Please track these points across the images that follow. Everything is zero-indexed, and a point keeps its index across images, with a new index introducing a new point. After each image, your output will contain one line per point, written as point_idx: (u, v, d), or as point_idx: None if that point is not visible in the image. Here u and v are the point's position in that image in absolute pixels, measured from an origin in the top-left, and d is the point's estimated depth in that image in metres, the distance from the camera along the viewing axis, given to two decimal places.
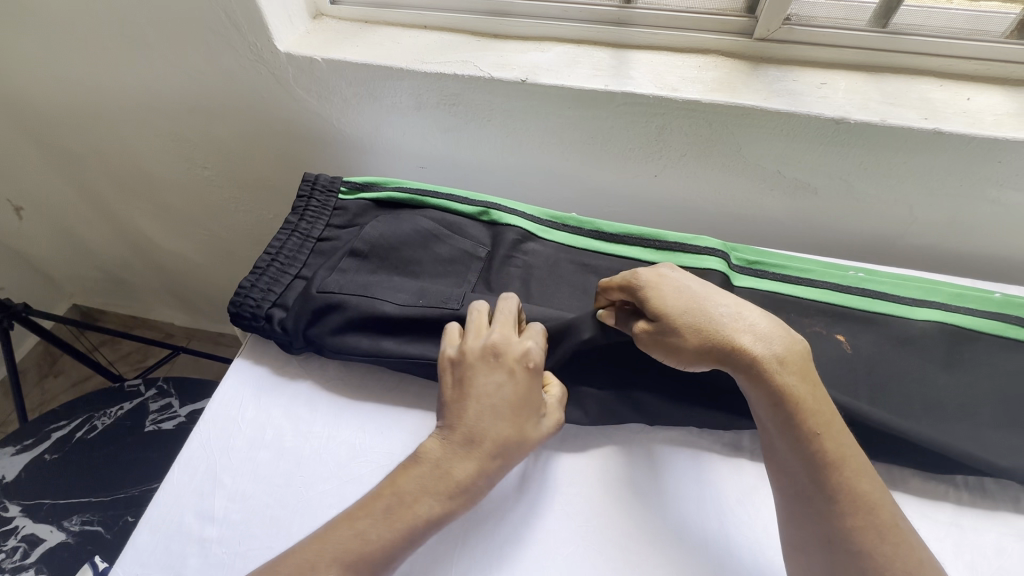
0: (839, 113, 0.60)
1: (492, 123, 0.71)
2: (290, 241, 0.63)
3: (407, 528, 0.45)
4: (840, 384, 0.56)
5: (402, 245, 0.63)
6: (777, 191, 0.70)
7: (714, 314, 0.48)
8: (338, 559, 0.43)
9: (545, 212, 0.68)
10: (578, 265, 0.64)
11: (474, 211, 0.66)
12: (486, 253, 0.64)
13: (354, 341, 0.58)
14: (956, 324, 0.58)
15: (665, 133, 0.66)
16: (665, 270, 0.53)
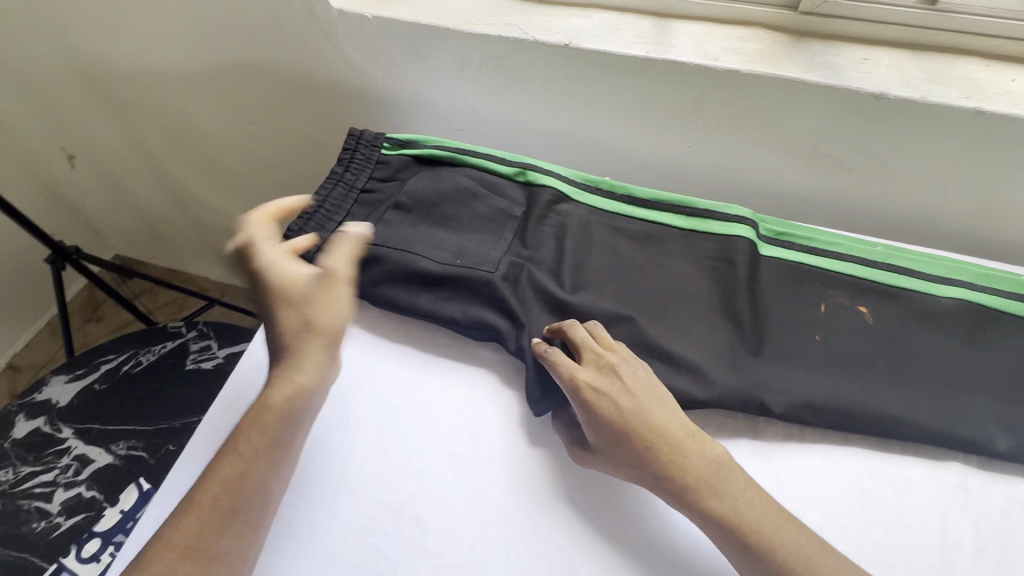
0: (878, 88, 0.61)
1: (532, 86, 0.73)
2: (335, 191, 0.67)
3: (244, 446, 0.48)
4: (858, 353, 0.58)
5: (443, 201, 0.66)
6: (809, 167, 0.71)
7: (641, 443, 0.49)
8: (202, 496, 0.46)
9: (580, 176, 0.70)
10: (610, 228, 0.66)
11: (511, 171, 0.69)
12: (522, 212, 0.66)
13: (393, 293, 0.61)
14: (981, 303, 0.59)
15: (703, 103, 0.67)
16: (606, 376, 0.52)
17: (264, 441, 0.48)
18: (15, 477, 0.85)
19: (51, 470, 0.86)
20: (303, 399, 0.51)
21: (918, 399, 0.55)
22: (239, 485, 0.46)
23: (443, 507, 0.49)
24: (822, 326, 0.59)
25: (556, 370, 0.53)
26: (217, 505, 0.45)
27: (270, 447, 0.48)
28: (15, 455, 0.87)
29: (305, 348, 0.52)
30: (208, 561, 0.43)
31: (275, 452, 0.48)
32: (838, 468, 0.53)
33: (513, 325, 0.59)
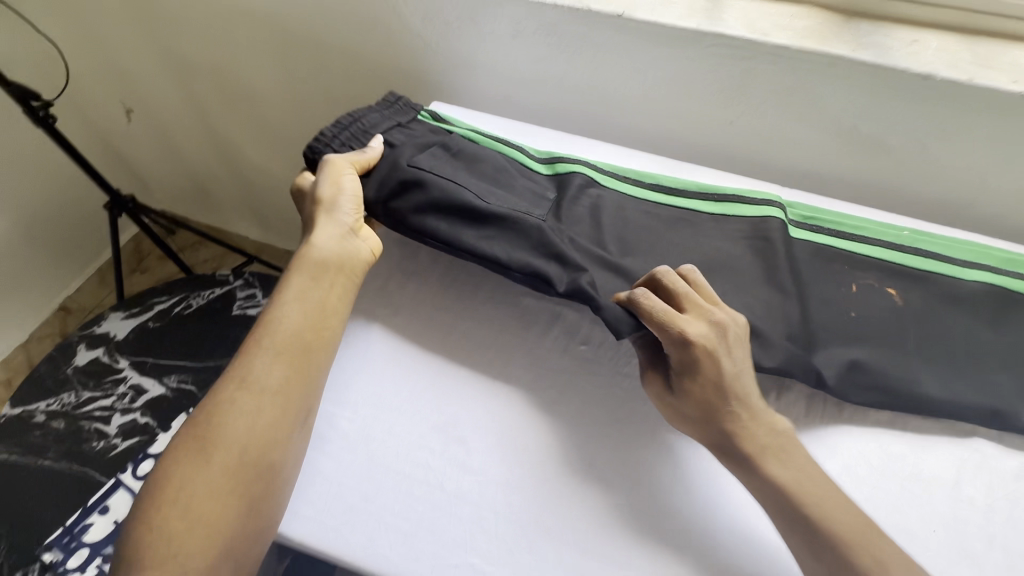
0: (926, 69, 0.62)
1: (581, 56, 0.75)
2: (374, 116, 0.67)
3: (302, 311, 0.54)
4: (885, 324, 0.60)
5: (483, 159, 0.66)
6: (850, 149, 0.72)
7: (730, 405, 0.51)
8: (271, 350, 0.51)
9: (607, 165, 0.70)
10: (639, 218, 0.65)
11: (543, 169, 0.68)
12: (553, 197, 0.65)
13: (434, 224, 0.61)
14: (1005, 285, 0.61)
15: (750, 77, 0.69)
16: (715, 334, 0.52)
17: (302, 305, 0.54)
18: (77, 400, 0.93)
19: (109, 396, 0.93)
20: (336, 268, 0.57)
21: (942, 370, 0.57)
22: (292, 338, 0.52)
23: (486, 431, 0.54)
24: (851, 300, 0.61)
25: (663, 320, 0.52)
26: (288, 359, 0.51)
27: (311, 307, 0.54)
28: (77, 381, 0.94)
29: (325, 221, 0.59)
30: (284, 407, 0.49)
31: (316, 310, 0.55)
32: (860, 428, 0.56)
33: (561, 269, 0.59)
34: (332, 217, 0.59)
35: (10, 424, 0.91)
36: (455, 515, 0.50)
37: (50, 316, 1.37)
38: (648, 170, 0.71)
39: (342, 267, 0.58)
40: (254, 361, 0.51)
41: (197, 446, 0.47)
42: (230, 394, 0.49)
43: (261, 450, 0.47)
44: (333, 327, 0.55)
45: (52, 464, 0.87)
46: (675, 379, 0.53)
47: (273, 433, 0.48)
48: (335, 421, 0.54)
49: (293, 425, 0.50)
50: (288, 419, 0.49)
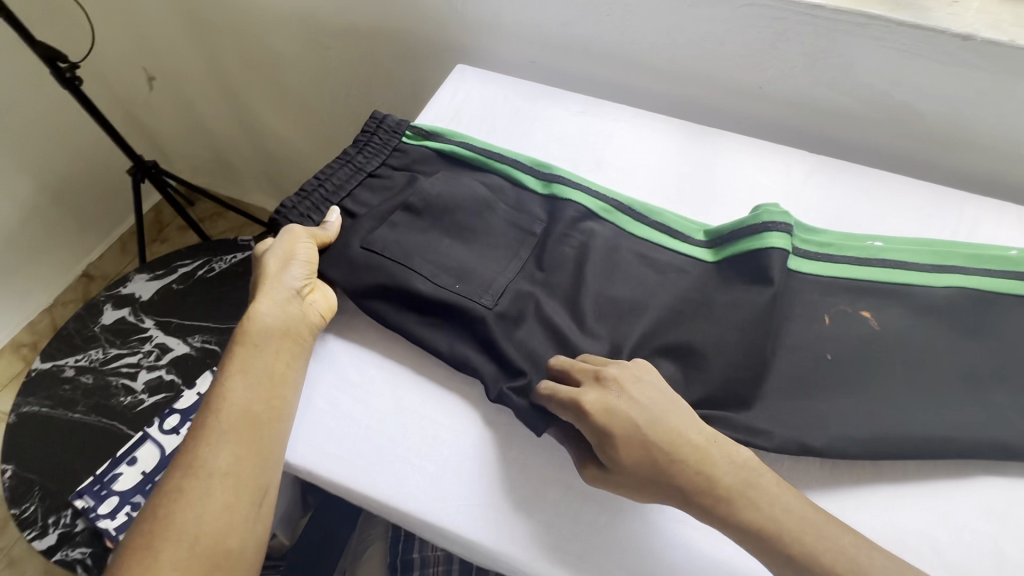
0: (967, 30, 0.61)
1: (610, 18, 0.74)
2: (341, 171, 0.61)
3: (248, 385, 0.48)
4: (923, 299, 0.56)
5: (456, 208, 0.60)
6: (882, 118, 0.71)
7: (666, 458, 0.44)
8: (213, 434, 0.46)
9: (602, 188, 0.64)
10: (636, 255, 0.60)
11: (538, 185, 0.63)
12: (542, 231, 0.61)
13: (382, 309, 0.56)
14: (979, 287, 0.56)
15: (781, 39, 0.68)
16: (609, 393, 0.47)
17: (248, 378, 0.48)
18: (104, 356, 0.95)
19: (135, 353, 0.95)
20: (287, 337, 0.52)
21: (989, 334, 0.54)
22: (240, 417, 0.47)
23: None
24: (883, 278, 0.57)
25: (564, 403, 0.47)
26: (233, 440, 0.46)
27: (259, 379, 0.49)
28: (104, 338, 0.97)
29: (273, 291, 0.53)
30: (237, 489, 0.44)
31: (266, 383, 0.49)
32: (901, 401, 0.51)
33: (497, 369, 0.53)
34: (283, 283, 0.53)
35: (39, 377, 0.93)
36: (481, 460, 0.51)
37: (75, 281, 1.40)
38: (652, 204, 0.64)
39: (294, 333, 0.52)
40: (198, 448, 0.45)
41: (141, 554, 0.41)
42: (174, 488, 0.44)
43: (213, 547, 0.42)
44: (286, 398, 0.50)
45: (81, 416, 0.90)
46: (601, 456, 0.46)
47: (226, 525, 0.43)
48: (366, 368, 0.56)
49: (247, 511, 0.44)
50: (244, 499, 0.44)
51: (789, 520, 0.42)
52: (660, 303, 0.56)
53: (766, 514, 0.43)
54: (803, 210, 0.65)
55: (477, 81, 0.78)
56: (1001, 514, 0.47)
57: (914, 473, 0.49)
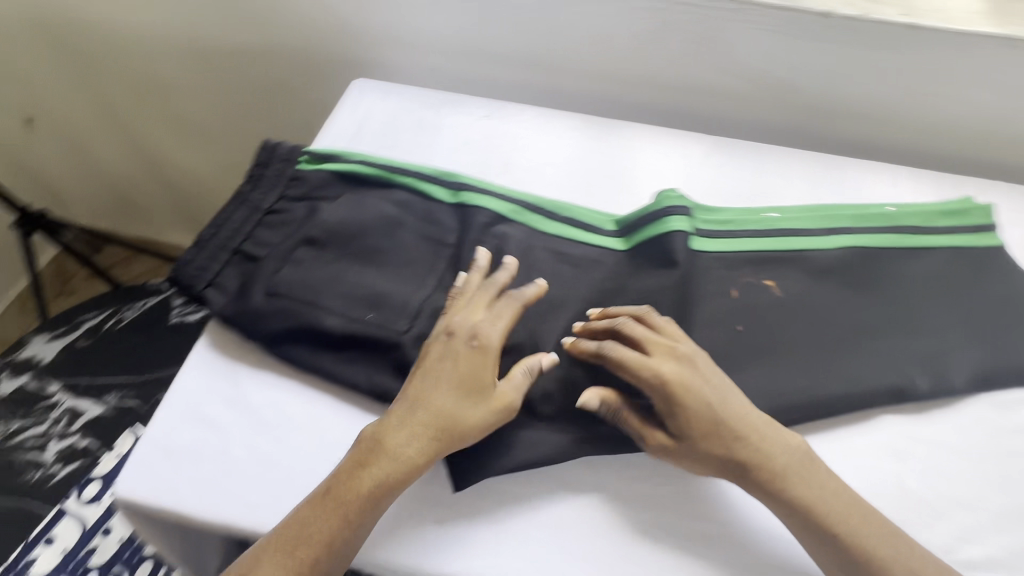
0: (825, 8, 0.65)
1: (502, 19, 0.75)
2: (237, 213, 0.57)
3: (356, 525, 0.43)
4: (820, 260, 0.60)
5: (364, 231, 0.58)
6: (767, 95, 0.75)
7: (736, 439, 0.46)
8: (297, 558, 0.42)
9: (511, 191, 0.65)
10: (551, 252, 0.60)
11: (447, 195, 0.63)
12: (455, 240, 0.60)
13: (295, 353, 0.51)
14: (866, 245, 0.61)
15: (666, 28, 0.71)
16: (686, 367, 0.48)
17: (363, 522, 0.44)
18: (5, 432, 0.86)
19: (42, 423, 0.87)
20: (399, 489, 0.45)
21: (878, 287, 0.59)
22: (314, 542, 0.42)
23: None
24: (782, 246, 0.60)
25: (632, 376, 0.48)
26: (304, 571, 0.42)
27: (353, 515, 0.43)
28: (5, 411, 0.88)
29: (441, 432, 0.46)
30: None
31: (352, 522, 0.43)
32: (808, 361, 0.54)
33: None
34: (431, 405, 0.46)
35: None
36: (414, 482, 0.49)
37: None
38: (565, 202, 0.64)
39: (400, 482, 0.45)
40: (263, 554, 0.42)
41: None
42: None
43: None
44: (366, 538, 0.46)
45: None
46: (668, 420, 0.47)
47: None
48: None
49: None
50: None
51: (838, 503, 0.45)
52: (578, 297, 0.57)
53: (815, 494, 0.45)
54: (704, 190, 0.67)
55: (375, 93, 0.77)
56: (910, 453, 0.50)
57: (830, 426, 0.52)
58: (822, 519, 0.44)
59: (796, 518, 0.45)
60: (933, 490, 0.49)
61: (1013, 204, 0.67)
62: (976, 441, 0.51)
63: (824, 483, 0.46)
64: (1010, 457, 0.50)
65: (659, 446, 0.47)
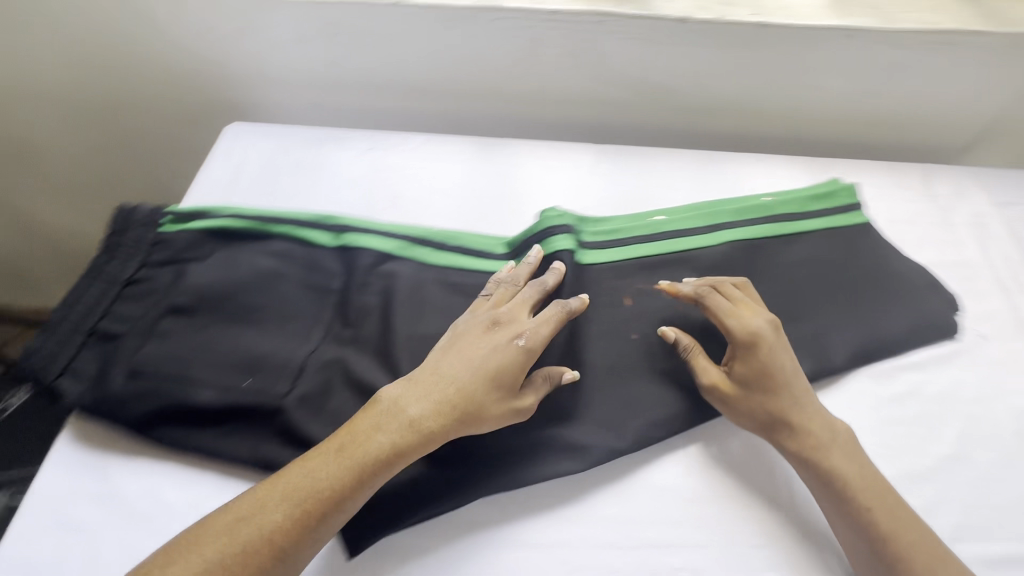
0: (682, 14, 0.67)
1: (375, 49, 0.73)
2: (90, 289, 0.53)
3: (363, 484, 0.43)
4: (705, 258, 0.61)
5: (238, 291, 0.55)
6: (645, 99, 0.76)
7: (800, 405, 0.49)
8: (304, 504, 0.41)
9: (398, 225, 0.63)
10: (443, 285, 0.59)
11: (329, 238, 0.60)
12: (341, 285, 0.58)
13: (166, 435, 0.47)
14: (746, 238, 0.63)
15: (538, 45, 0.71)
16: (770, 332, 0.51)
17: (368, 480, 0.43)
18: None
19: None
20: (405, 460, 0.44)
21: (759, 278, 0.61)
22: (321, 496, 0.41)
23: None
24: (668, 249, 0.62)
25: (716, 322, 0.52)
26: (303, 522, 0.41)
27: (365, 475, 0.43)
28: None
29: (462, 411, 0.46)
30: None
31: (360, 484, 0.43)
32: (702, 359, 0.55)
33: None
34: (460, 383, 0.47)
35: None
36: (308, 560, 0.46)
37: None
38: (455, 230, 0.63)
39: (411, 454, 0.44)
40: (261, 497, 0.41)
41: (172, 547, 0.39)
42: (228, 524, 0.40)
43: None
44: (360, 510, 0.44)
45: None
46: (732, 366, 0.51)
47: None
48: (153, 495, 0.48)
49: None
50: None
51: (881, 487, 0.46)
52: None
53: (864, 473, 0.47)
54: (593, 200, 0.68)
55: (251, 136, 0.73)
56: None
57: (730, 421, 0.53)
58: (851, 487, 0.46)
59: (829, 484, 0.46)
60: None
61: (875, 180, 0.72)
62: (862, 414, 0.54)
63: (863, 461, 0.47)
64: (895, 425, 0.53)
65: (714, 388, 0.50)
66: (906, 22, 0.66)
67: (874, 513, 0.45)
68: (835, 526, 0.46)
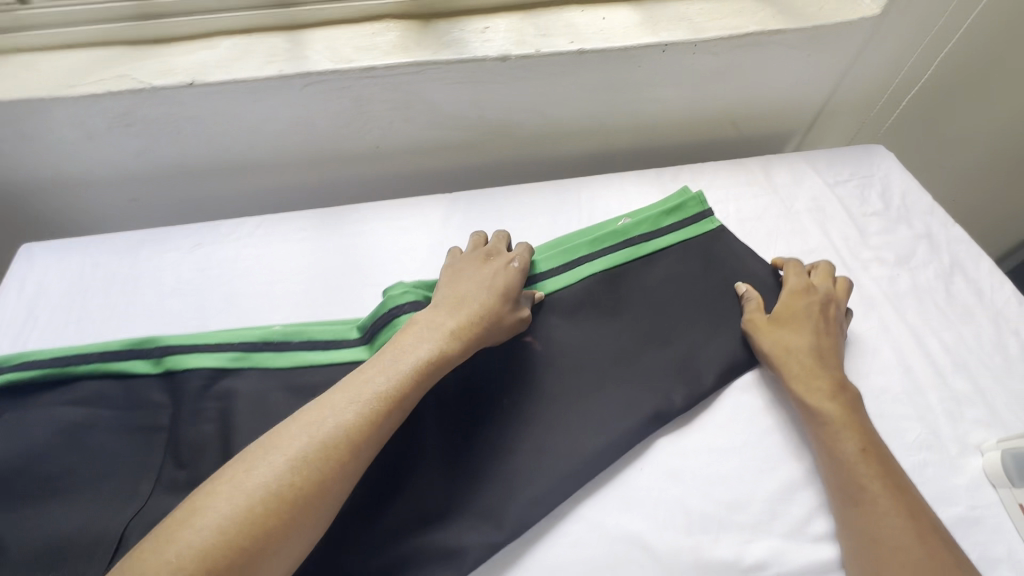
0: (501, 51, 0.65)
1: (183, 134, 0.66)
2: None
3: (415, 391, 0.47)
4: (565, 300, 0.60)
5: (33, 458, 0.47)
6: (489, 136, 0.75)
7: (832, 354, 0.55)
8: (372, 400, 0.45)
9: (233, 332, 0.56)
10: (292, 389, 0.53)
11: (149, 366, 0.53)
12: (168, 417, 0.51)
13: None
14: (603, 268, 0.62)
15: (362, 103, 0.67)
16: (818, 293, 0.59)
17: (423, 379, 0.48)
18: None
19: None
20: (451, 361, 0.50)
21: (623, 307, 0.60)
22: (384, 394, 0.46)
23: None
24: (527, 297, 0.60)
25: (797, 273, 0.61)
26: (365, 431, 0.44)
27: (422, 374, 0.48)
28: None
29: (483, 321, 0.53)
30: (320, 486, 0.40)
31: (418, 384, 0.48)
32: (575, 412, 0.53)
33: None
34: (477, 299, 0.55)
35: None
36: None
37: None
38: (301, 323, 0.58)
39: (457, 357, 0.51)
40: (330, 404, 0.44)
41: (253, 452, 0.41)
42: (300, 431, 0.42)
43: (279, 507, 0.39)
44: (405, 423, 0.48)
45: None
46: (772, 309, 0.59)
47: (304, 503, 0.40)
48: None
49: (324, 506, 0.41)
50: (323, 493, 0.41)
51: (878, 443, 0.50)
52: None
53: (867, 426, 0.51)
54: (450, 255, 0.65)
55: (51, 255, 0.63)
56: (687, 469, 0.51)
57: (614, 472, 0.51)
58: (852, 429, 0.50)
59: (828, 432, 0.50)
60: (715, 498, 0.49)
61: (721, 181, 0.74)
62: (740, 431, 0.53)
63: (864, 420, 0.51)
64: (771, 434, 0.53)
65: (752, 323, 0.58)
66: (713, 30, 0.68)
67: (862, 465, 0.48)
68: (835, 480, 0.49)
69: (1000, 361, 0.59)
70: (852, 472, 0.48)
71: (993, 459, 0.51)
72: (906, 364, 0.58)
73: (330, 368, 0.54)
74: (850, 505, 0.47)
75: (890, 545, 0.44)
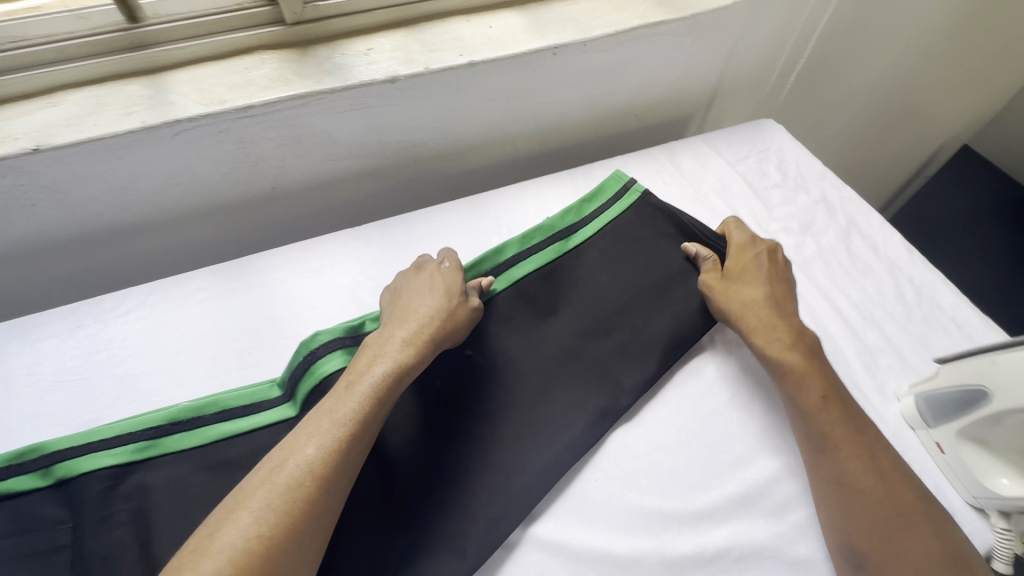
0: (389, 73, 0.61)
1: (40, 205, 0.58)
2: None
3: (378, 406, 0.45)
4: (500, 305, 0.59)
5: None
6: (393, 158, 0.71)
7: (785, 300, 0.58)
8: (332, 429, 0.42)
9: (130, 419, 0.49)
10: (213, 470, 0.48)
11: (35, 480, 0.45)
12: (69, 533, 0.44)
13: None
14: (537, 266, 0.61)
15: (247, 145, 0.61)
16: (765, 246, 0.62)
17: (383, 392, 0.46)
18: None
19: None
20: (410, 368, 0.48)
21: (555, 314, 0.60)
22: (345, 419, 0.43)
23: None
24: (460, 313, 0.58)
25: (740, 235, 0.63)
26: (332, 461, 0.41)
27: (382, 389, 0.46)
28: None
29: (434, 321, 0.52)
30: (294, 530, 0.38)
31: (379, 400, 0.45)
32: (521, 430, 0.52)
33: None
34: (422, 304, 0.53)
35: None
36: None
37: None
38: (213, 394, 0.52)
39: (415, 364, 0.49)
40: (290, 445, 0.41)
41: (216, 517, 0.38)
42: (261, 481, 0.39)
43: (254, 562, 0.35)
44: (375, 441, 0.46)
45: None
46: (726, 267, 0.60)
47: (278, 553, 0.36)
48: None
49: (301, 551, 0.38)
50: (301, 534, 0.38)
51: (842, 390, 0.52)
52: None
53: (829, 376, 0.53)
54: (369, 290, 0.61)
55: None
56: (640, 468, 0.51)
57: (571, 487, 0.50)
58: (813, 381, 0.51)
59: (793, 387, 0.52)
60: (672, 495, 0.50)
61: (630, 174, 0.74)
62: (684, 418, 0.54)
63: (827, 371, 0.53)
64: (714, 416, 0.54)
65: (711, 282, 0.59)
66: (599, 28, 0.68)
67: (827, 416, 0.49)
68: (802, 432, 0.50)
69: (901, 310, 0.63)
70: (815, 422, 0.49)
71: (908, 404, 0.55)
72: (822, 326, 0.61)
73: (254, 437, 0.50)
74: (816, 453, 0.49)
75: (852, 486, 0.46)
